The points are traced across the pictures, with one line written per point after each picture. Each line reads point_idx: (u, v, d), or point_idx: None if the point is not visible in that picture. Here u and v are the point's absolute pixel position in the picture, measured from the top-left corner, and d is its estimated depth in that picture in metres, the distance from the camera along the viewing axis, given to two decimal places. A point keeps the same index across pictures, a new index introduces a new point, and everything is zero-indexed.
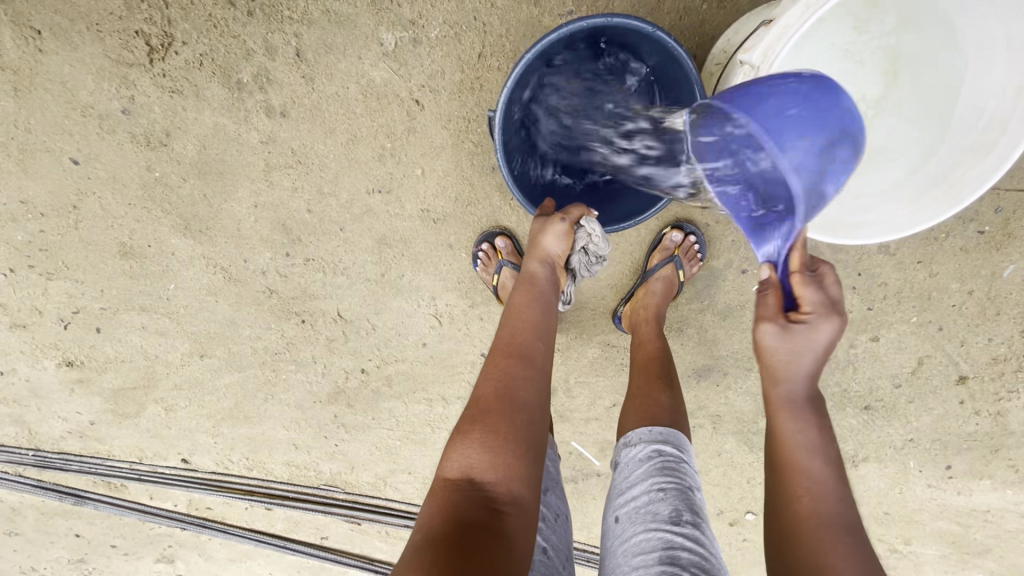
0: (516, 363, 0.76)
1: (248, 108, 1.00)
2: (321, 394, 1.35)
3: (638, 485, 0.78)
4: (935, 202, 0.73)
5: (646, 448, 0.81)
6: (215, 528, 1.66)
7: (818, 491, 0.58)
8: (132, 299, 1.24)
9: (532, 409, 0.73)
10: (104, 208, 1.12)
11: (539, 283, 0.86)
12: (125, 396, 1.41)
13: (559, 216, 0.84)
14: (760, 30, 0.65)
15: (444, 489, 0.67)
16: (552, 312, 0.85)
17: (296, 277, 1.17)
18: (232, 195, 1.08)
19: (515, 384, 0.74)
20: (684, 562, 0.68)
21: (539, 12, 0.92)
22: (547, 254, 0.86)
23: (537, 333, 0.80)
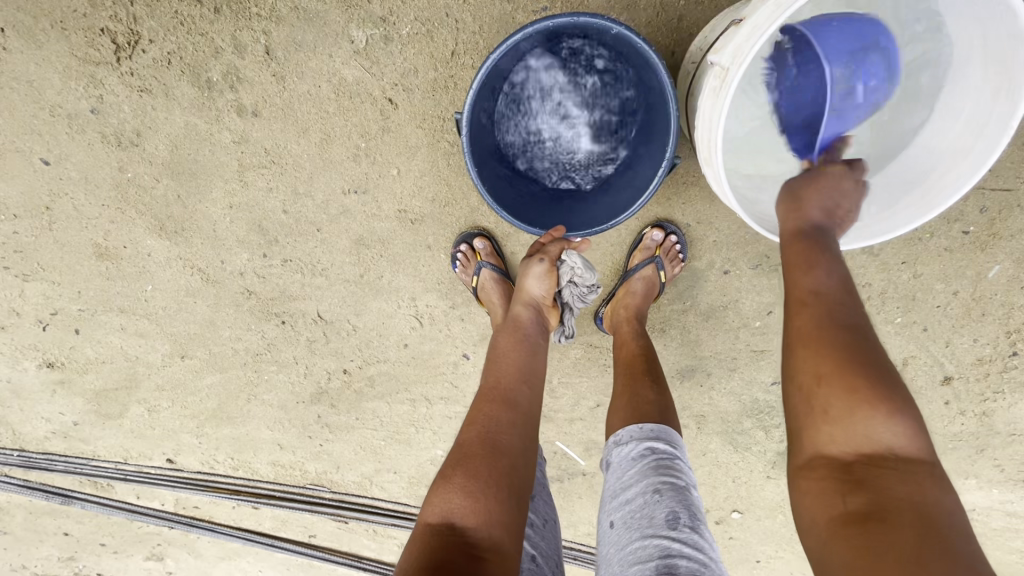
0: (498, 406, 0.78)
1: (218, 107, 0.98)
2: (304, 394, 1.34)
3: (632, 487, 0.76)
4: (911, 207, 0.73)
5: (638, 446, 0.80)
6: (203, 527, 1.66)
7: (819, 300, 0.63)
8: (110, 300, 1.23)
9: (515, 453, 0.73)
10: (77, 209, 1.10)
11: (525, 325, 0.90)
12: (108, 396, 1.40)
13: (538, 258, 0.89)
14: (730, 29, 0.63)
15: (423, 535, 0.66)
16: (540, 355, 0.88)
17: (274, 278, 1.16)
18: (206, 196, 1.07)
19: (497, 428, 0.75)
20: (683, 570, 0.66)
21: (513, 8, 0.89)
22: (531, 297, 0.91)
23: (522, 377, 0.82)
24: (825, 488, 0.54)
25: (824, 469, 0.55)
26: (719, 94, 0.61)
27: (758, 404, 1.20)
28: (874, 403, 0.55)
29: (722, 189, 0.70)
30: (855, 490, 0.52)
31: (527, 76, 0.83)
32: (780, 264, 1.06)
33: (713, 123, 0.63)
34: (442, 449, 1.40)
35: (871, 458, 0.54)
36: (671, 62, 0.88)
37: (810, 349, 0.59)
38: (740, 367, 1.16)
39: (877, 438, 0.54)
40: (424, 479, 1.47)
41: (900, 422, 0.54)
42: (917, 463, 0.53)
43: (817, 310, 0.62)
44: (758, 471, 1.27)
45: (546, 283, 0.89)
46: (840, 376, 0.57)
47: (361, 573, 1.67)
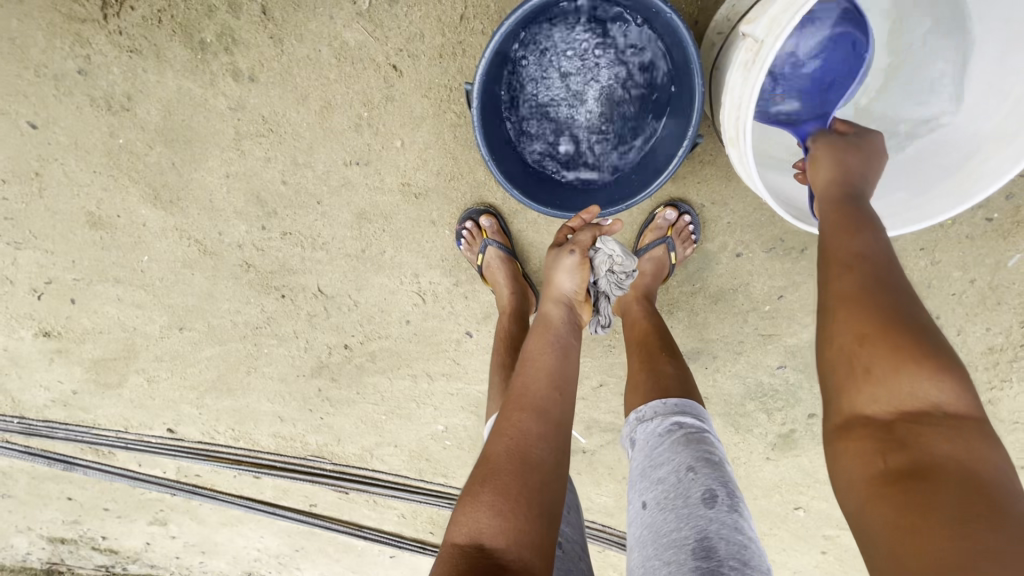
0: (529, 416, 0.74)
1: (213, 71, 0.93)
2: (304, 368, 1.34)
3: (664, 464, 0.75)
4: (950, 193, 0.76)
5: (664, 422, 0.79)
6: (204, 494, 1.71)
7: (861, 259, 0.63)
8: (105, 270, 1.20)
9: (547, 467, 0.71)
10: (68, 175, 1.06)
11: (555, 325, 0.84)
12: (106, 365, 1.39)
13: (569, 250, 0.83)
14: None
15: (451, 557, 0.65)
16: (573, 357, 0.83)
17: (273, 251, 1.13)
18: (202, 164, 1.02)
19: (527, 440, 0.72)
20: (722, 554, 0.65)
21: None
22: (562, 293, 0.85)
23: (554, 384, 0.78)
24: (861, 449, 0.56)
25: (868, 433, 0.56)
26: (751, 70, 0.56)
27: (762, 388, 1.19)
28: (921, 363, 0.55)
29: (750, 170, 0.65)
30: (898, 450, 0.54)
31: (628, 53, 0.78)
32: (794, 248, 1.03)
33: (743, 100, 0.58)
34: (443, 424, 1.42)
35: (915, 413, 0.55)
36: (694, 32, 0.83)
37: (849, 309, 0.61)
38: (746, 351, 1.15)
39: (923, 396, 0.55)
40: (424, 453, 1.50)
41: (953, 387, 0.55)
42: (967, 420, 0.53)
43: (864, 242, 0.64)
44: (758, 452, 1.27)
45: (578, 278, 0.83)
46: (883, 336, 0.57)
47: (362, 540, 1.75)
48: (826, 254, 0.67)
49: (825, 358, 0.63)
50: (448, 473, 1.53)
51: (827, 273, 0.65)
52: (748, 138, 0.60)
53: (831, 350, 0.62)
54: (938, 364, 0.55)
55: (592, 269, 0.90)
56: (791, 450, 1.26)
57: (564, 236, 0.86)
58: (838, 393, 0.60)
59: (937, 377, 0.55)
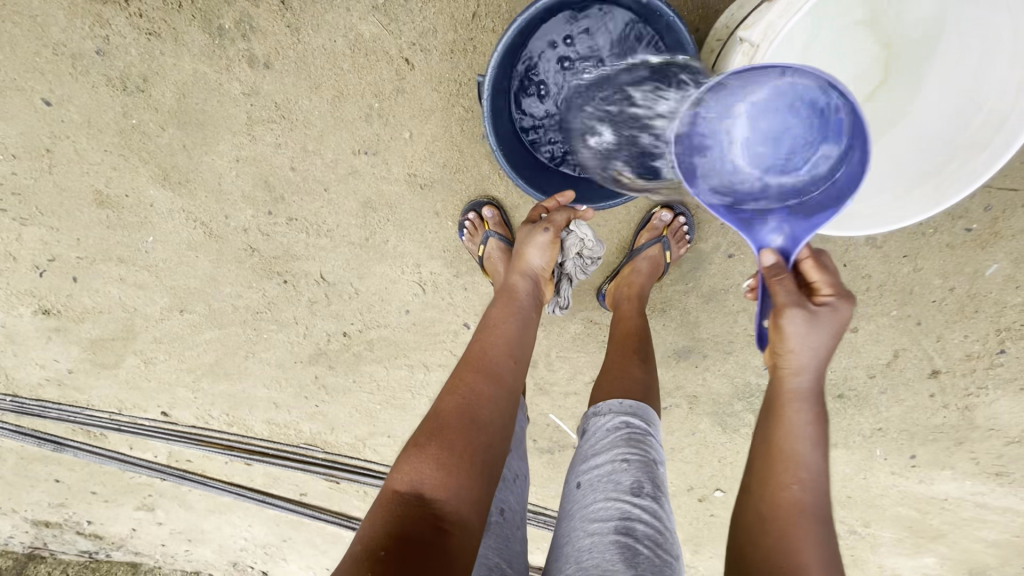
0: (482, 380, 0.80)
1: (229, 57, 0.96)
2: (302, 354, 1.36)
3: (604, 453, 0.76)
4: (924, 198, 0.71)
5: (614, 419, 0.80)
6: (194, 480, 1.71)
7: (808, 481, 0.62)
8: (109, 250, 1.22)
9: (492, 429, 0.77)
10: (78, 153, 1.08)
11: (520, 296, 0.92)
12: (104, 346, 1.40)
13: (543, 227, 0.90)
14: (762, 5, 0.60)
15: (390, 504, 0.69)
16: (531, 329, 0.90)
17: (278, 236, 1.15)
18: (212, 147, 1.05)
19: (477, 403, 0.78)
20: (639, 534, 0.67)
21: None
22: (530, 267, 0.93)
23: (510, 350, 0.85)
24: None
25: None
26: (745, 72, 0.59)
27: (749, 388, 1.23)
28: None
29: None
30: None
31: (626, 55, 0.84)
32: None
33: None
34: None
35: None
36: (695, 39, 0.87)
37: (792, 531, 0.59)
38: (734, 351, 1.18)
39: None
40: None
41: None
42: None
43: (807, 463, 0.62)
44: (743, 452, 1.31)
45: (547, 255, 0.91)
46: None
47: (349, 532, 1.76)
48: (768, 454, 0.64)
49: (748, 563, 0.60)
50: None
51: (771, 475, 0.63)
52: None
53: None
54: None
55: (563, 250, 1.01)
56: None
57: (540, 214, 0.94)
58: None
59: None
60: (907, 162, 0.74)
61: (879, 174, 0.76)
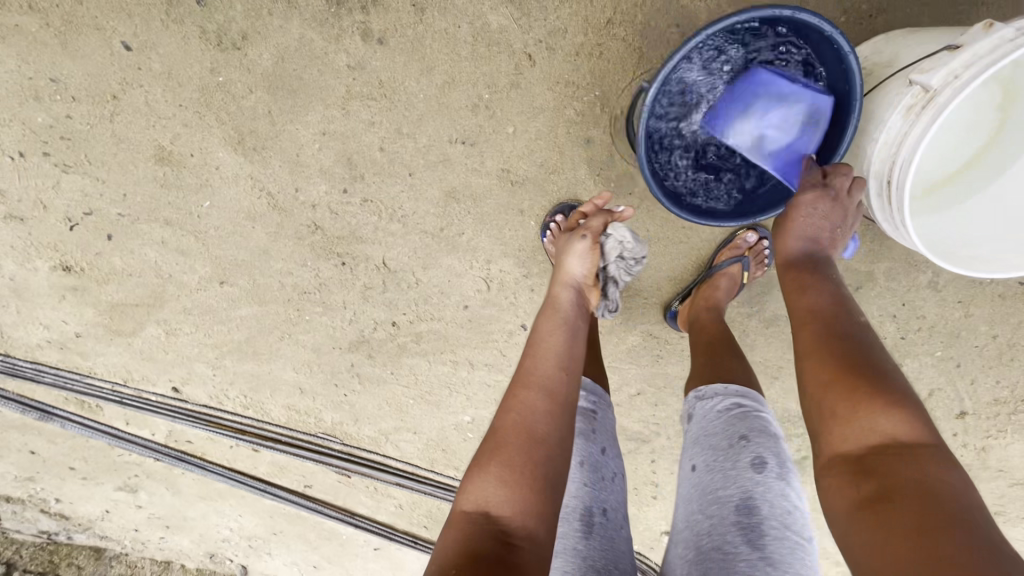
0: (534, 395, 0.76)
1: (343, 26, 0.93)
2: (342, 341, 1.31)
3: (716, 433, 0.77)
4: None
5: (724, 401, 0.80)
6: (191, 463, 1.61)
7: (813, 312, 0.71)
8: (156, 210, 1.14)
9: (551, 442, 0.72)
10: (148, 103, 1.02)
11: (564, 306, 0.87)
12: (123, 311, 1.31)
13: (580, 235, 0.91)
14: (937, 52, 0.64)
15: (458, 523, 0.68)
16: (581, 336, 0.85)
17: (347, 217, 1.11)
18: (301, 117, 1.01)
19: (533, 417, 0.74)
20: (764, 514, 0.69)
21: None
22: (573, 275, 0.90)
23: (561, 363, 0.80)
24: (841, 482, 0.59)
25: (845, 468, 0.60)
26: (924, 113, 0.62)
27: (788, 413, 1.27)
28: (881, 404, 0.60)
29: (899, 215, 0.68)
30: (869, 481, 0.57)
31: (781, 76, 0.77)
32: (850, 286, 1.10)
33: (908, 135, 0.64)
34: (469, 416, 1.41)
35: (884, 451, 0.58)
36: None
37: (813, 360, 0.67)
38: (783, 376, 1.22)
39: (886, 431, 0.59)
40: (441, 443, 1.48)
41: (904, 415, 0.59)
42: (925, 448, 0.57)
43: (812, 300, 0.72)
44: None
45: (587, 259, 0.90)
46: (848, 384, 0.63)
47: (349, 529, 1.70)
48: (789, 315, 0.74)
49: (806, 409, 0.67)
50: (460, 466, 1.52)
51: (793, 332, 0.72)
52: (909, 172, 0.64)
53: (813, 416, 0.66)
54: (897, 403, 0.60)
55: (603, 254, 0.98)
56: (800, 476, 1.34)
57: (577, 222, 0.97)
58: (820, 441, 0.64)
59: (910, 419, 0.59)
60: None
61: (1009, 226, 0.77)
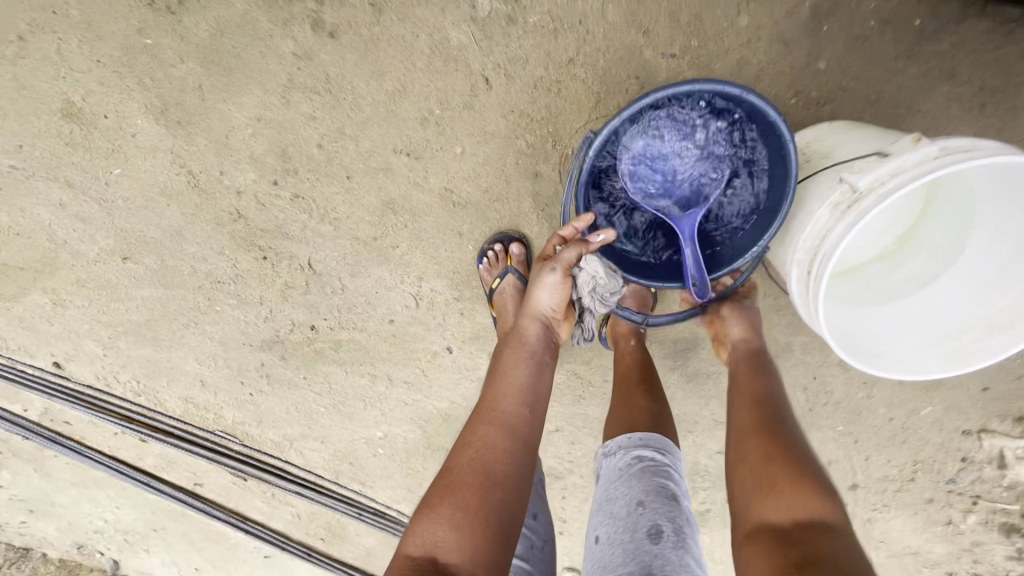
0: (496, 433, 0.72)
1: (293, 12, 0.87)
2: (254, 338, 1.23)
3: (618, 499, 0.77)
4: (943, 354, 0.77)
5: (625, 457, 0.80)
6: (67, 446, 1.46)
7: (761, 399, 0.81)
8: (57, 170, 1.03)
9: (509, 484, 0.69)
10: (61, 52, 0.92)
11: (532, 340, 0.81)
12: (5, 273, 1.17)
13: (550, 267, 0.79)
14: (870, 154, 0.65)
15: (404, 568, 0.64)
16: (548, 374, 0.80)
17: (274, 210, 1.04)
18: (235, 98, 0.94)
19: (491, 456, 0.70)
20: None
21: (646, 42, 0.86)
22: (540, 310, 0.81)
23: (526, 400, 0.76)
24: (759, 545, 0.65)
25: (761, 532, 0.66)
26: (846, 214, 0.64)
27: (698, 468, 1.28)
28: (807, 481, 0.67)
29: (815, 307, 0.69)
30: (784, 543, 0.63)
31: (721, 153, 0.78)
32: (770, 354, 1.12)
33: (831, 233, 0.66)
34: (382, 431, 1.36)
35: (802, 524, 0.64)
36: None
37: (752, 434, 0.77)
38: (697, 432, 1.24)
39: (810, 510, 0.65)
40: (348, 456, 1.41)
41: (828, 499, 0.66)
42: (838, 528, 0.63)
43: (761, 388, 0.83)
44: None
45: (556, 296, 0.79)
46: (783, 460, 0.71)
47: (239, 534, 1.59)
48: (739, 393, 0.85)
49: (738, 475, 0.75)
50: (365, 482, 1.45)
51: (738, 408, 0.82)
52: (826, 267, 0.65)
53: (744, 482, 0.73)
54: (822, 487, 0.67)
55: (575, 286, 0.83)
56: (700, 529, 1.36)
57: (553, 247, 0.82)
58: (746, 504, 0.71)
59: (829, 498, 0.66)
60: (929, 322, 0.79)
61: (906, 330, 0.80)
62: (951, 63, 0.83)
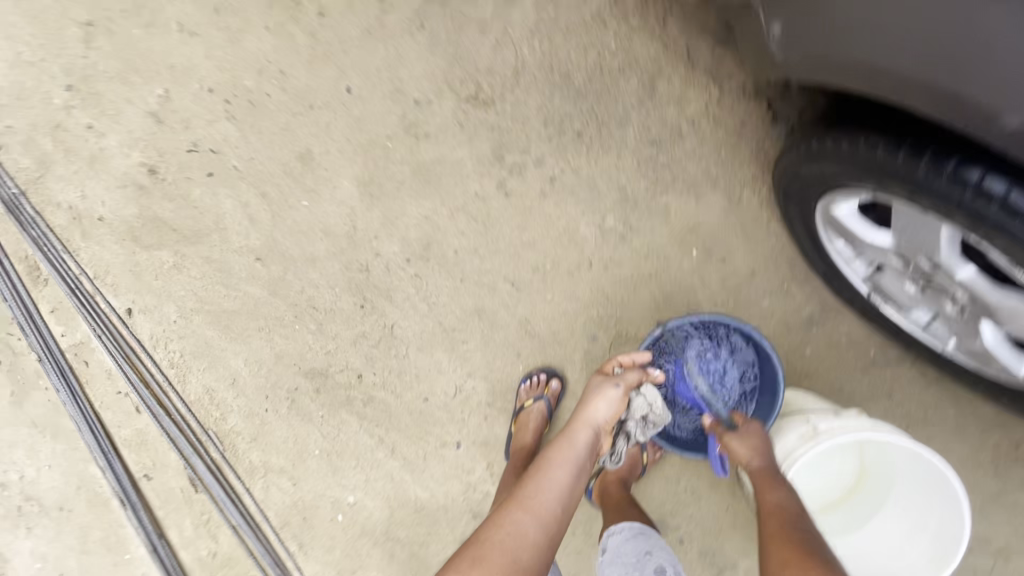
0: (528, 520, 0.86)
1: (489, 172, 1.28)
2: (306, 364, 1.42)
3: (628, 554, 1.01)
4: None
5: (631, 528, 1.06)
6: (65, 384, 1.52)
7: (781, 506, 0.87)
8: (264, 183, 1.38)
9: (529, 570, 0.82)
10: (328, 124, 1.34)
11: (579, 446, 0.97)
12: (159, 227, 1.43)
13: (613, 383, 1.04)
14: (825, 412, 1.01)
15: None
16: (583, 478, 0.95)
17: (394, 278, 1.35)
18: (419, 199, 1.32)
19: (521, 542, 0.83)
20: None
21: (703, 290, 1.23)
22: (595, 416, 1.01)
23: (562, 500, 0.90)
24: None
25: None
26: (807, 441, 0.96)
27: None
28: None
29: None
30: None
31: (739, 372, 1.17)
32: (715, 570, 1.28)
33: (795, 452, 0.97)
34: (353, 498, 1.43)
35: None
36: None
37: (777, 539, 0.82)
38: None
39: None
40: (307, 510, 1.45)
41: None
42: None
43: (781, 496, 0.89)
44: None
45: (612, 407, 1.01)
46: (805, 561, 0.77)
47: (147, 546, 1.52)
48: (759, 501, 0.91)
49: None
50: (305, 544, 1.45)
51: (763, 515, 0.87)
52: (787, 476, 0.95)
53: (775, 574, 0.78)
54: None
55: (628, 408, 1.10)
56: None
57: (613, 369, 1.10)
58: None
59: None
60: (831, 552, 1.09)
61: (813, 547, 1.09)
62: (892, 394, 1.19)
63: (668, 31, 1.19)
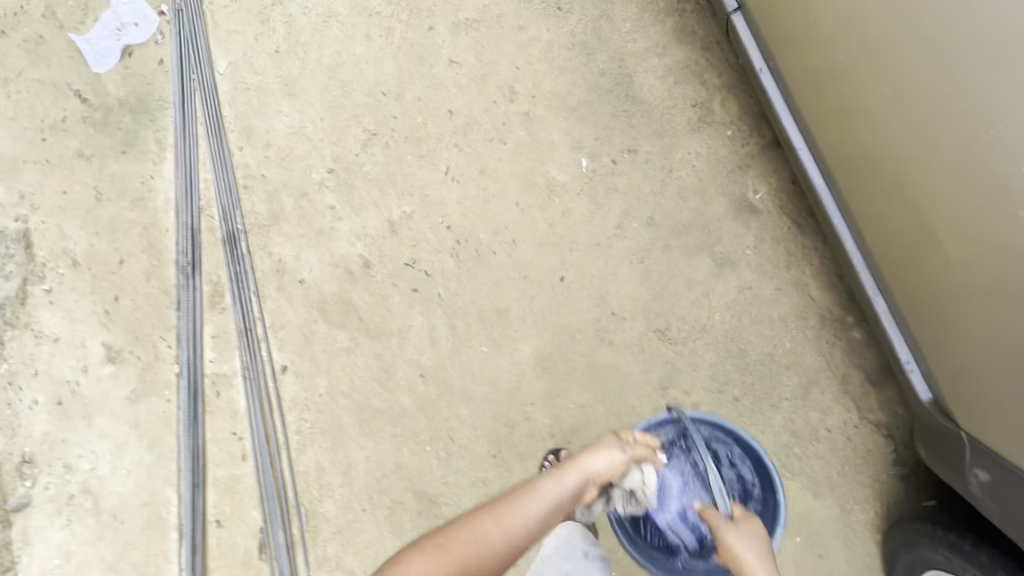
0: (497, 525, 0.93)
1: (650, 395, 1.49)
2: (419, 483, 1.52)
3: None
4: None
5: None
6: (189, 406, 1.60)
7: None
8: (456, 317, 1.57)
9: (494, 558, 0.90)
10: (532, 297, 1.56)
11: (564, 483, 1.07)
12: (347, 311, 1.60)
13: (619, 446, 1.17)
14: None
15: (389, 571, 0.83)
16: (563, 509, 1.05)
17: (532, 444, 1.50)
18: (582, 389, 1.51)
19: (495, 548, 0.91)
20: None
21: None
22: (590, 465, 1.12)
23: (540, 520, 0.99)
24: None
25: None
26: None
27: None
28: None
29: None
30: None
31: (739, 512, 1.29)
32: None
33: None
34: None
35: None
36: None
37: None
38: None
39: None
40: None
41: None
42: None
43: None
44: None
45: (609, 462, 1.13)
46: None
47: None
48: None
49: None
50: None
51: None
52: None
53: None
54: None
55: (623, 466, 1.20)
56: None
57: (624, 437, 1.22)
58: None
59: None
60: None
61: None
62: None
63: (833, 352, 1.45)
